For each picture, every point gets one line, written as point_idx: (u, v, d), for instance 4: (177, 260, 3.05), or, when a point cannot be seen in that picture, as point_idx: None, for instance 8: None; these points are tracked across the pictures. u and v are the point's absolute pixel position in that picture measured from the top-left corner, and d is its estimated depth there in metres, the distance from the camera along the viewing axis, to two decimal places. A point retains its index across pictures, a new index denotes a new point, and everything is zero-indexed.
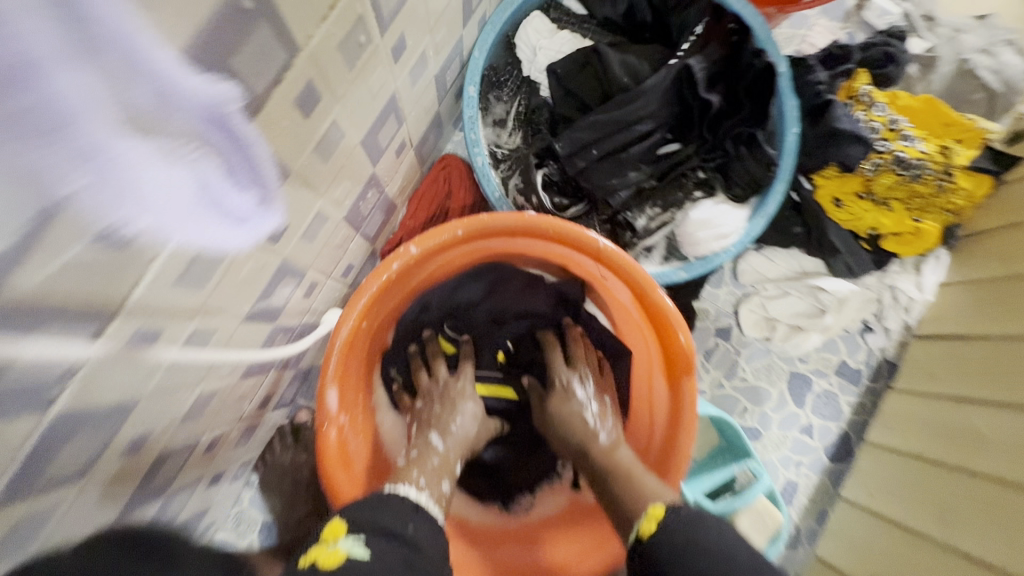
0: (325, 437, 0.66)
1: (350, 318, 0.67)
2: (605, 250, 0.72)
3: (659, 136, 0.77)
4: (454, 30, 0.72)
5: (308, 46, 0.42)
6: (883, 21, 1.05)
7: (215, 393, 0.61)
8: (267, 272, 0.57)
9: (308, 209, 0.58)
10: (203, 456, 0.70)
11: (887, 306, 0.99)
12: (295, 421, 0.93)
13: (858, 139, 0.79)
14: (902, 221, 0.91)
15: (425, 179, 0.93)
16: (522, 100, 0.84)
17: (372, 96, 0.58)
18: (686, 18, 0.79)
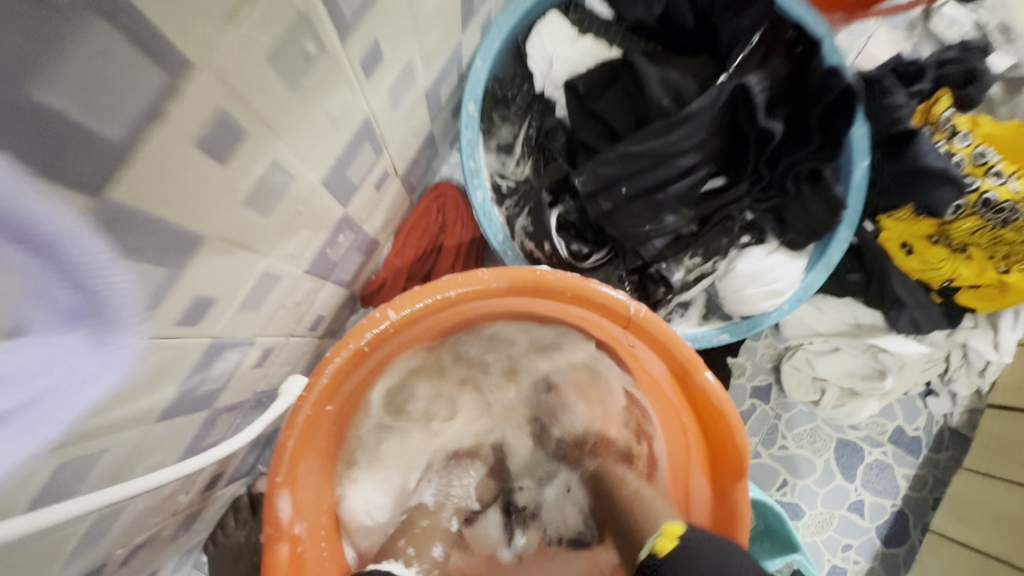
0: (275, 555, 0.51)
1: (308, 403, 0.52)
2: (637, 315, 0.57)
3: (705, 171, 0.62)
4: (449, 34, 0.57)
5: (212, 62, 0.27)
6: (954, 32, 0.90)
7: (125, 505, 0.47)
8: (187, 358, 0.42)
9: (246, 274, 0.43)
10: (122, 565, 0.55)
11: (956, 368, 0.84)
12: (254, 491, 0.78)
13: (949, 180, 0.64)
14: (986, 273, 0.75)
15: (415, 209, 0.78)
16: (534, 121, 0.69)
17: (334, 124, 0.43)
18: (739, 24, 0.62)
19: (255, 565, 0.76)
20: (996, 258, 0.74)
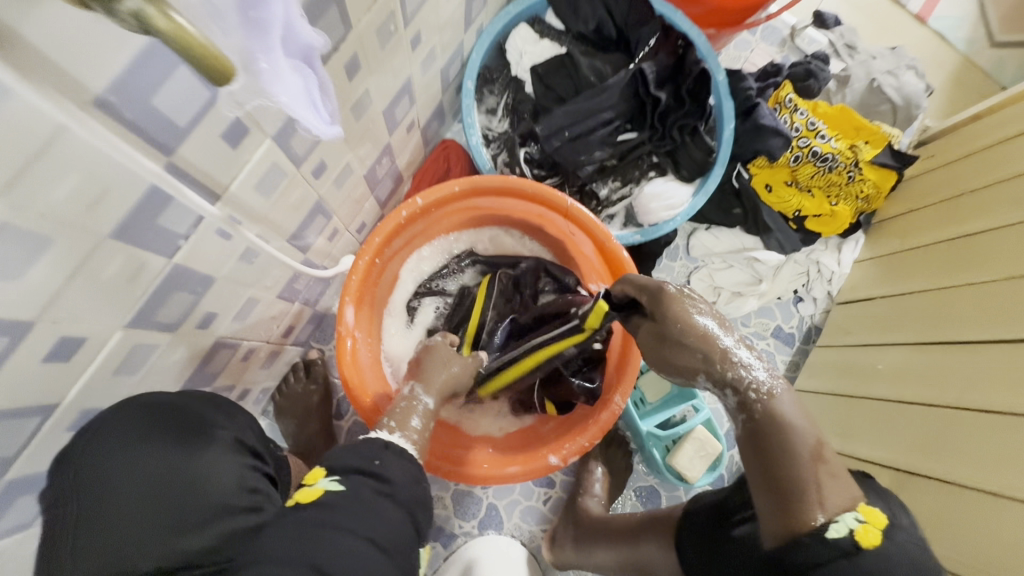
0: (344, 343, 0.81)
1: (366, 252, 0.83)
2: (572, 208, 0.90)
3: (619, 123, 0.97)
4: (457, 34, 0.90)
5: (357, 27, 0.59)
6: (811, 47, 1.27)
7: (259, 301, 0.77)
8: (307, 202, 0.73)
9: (341, 157, 0.75)
10: (240, 364, 0.84)
11: (813, 279, 1.17)
12: (307, 358, 1.07)
13: (778, 133, 1.01)
14: (822, 204, 1.10)
15: (427, 158, 1.11)
16: (510, 95, 1.03)
17: (394, 75, 0.76)
18: (641, 33, 0.98)
19: (309, 408, 1.04)
20: (828, 195, 1.10)
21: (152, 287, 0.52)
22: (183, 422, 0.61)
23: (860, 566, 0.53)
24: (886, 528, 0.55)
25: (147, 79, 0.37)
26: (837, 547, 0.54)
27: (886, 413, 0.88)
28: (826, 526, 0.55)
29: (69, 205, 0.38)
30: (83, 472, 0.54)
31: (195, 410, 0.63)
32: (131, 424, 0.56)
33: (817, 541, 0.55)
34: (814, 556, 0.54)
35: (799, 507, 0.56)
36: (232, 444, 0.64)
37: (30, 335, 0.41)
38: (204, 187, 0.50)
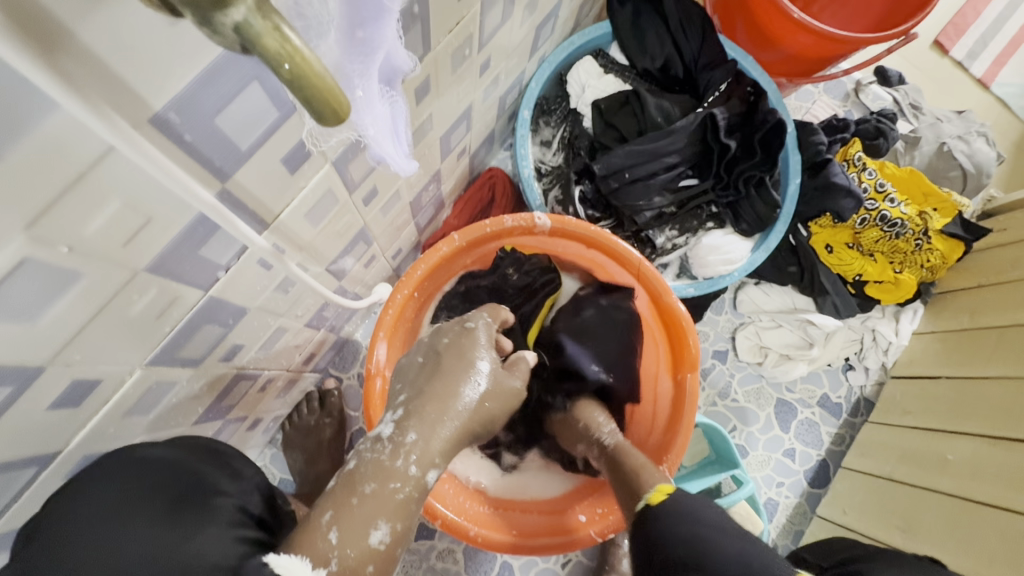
0: (372, 383, 0.73)
1: (405, 287, 0.76)
2: (643, 268, 0.82)
3: (683, 169, 0.91)
4: (521, 61, 0.85)
5: (435, 50, 0.54)
6: (875, 105, 1.22)
7: (286, 331, 0.70)
8: (350, 231, 0.67)
9: (391, 185, 0.69)
10: (256, 394, 0.77)
11: (868, 347, 1.09)
12: (323, 387, 0.99)
13: (849, 194, 0.95)
14: (885, 271, 1.04)
15: (471, 185, 1.04)
16: (567, 128, 0.99)
17: (458, 100, 0.70)
18: (712, 76, 0.93)
19: (321, 441, 0.95)
20: (892, 261, 1.04)
21: (182, 321, 0.45)
22: (183, 488, 0.48)
23: None
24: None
25: (214, 96, 0.31)
26: None
27: (961, 510, 0.79)
28: None
29: (103, 238, 0.31)
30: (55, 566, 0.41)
31: (197, 469, 0.50)
32: (107, 486, 0.44)
33: None
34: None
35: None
36: (236, 516, 0.48)
37: (37, 380, 0.34)
38: (254, 214, 0.43)
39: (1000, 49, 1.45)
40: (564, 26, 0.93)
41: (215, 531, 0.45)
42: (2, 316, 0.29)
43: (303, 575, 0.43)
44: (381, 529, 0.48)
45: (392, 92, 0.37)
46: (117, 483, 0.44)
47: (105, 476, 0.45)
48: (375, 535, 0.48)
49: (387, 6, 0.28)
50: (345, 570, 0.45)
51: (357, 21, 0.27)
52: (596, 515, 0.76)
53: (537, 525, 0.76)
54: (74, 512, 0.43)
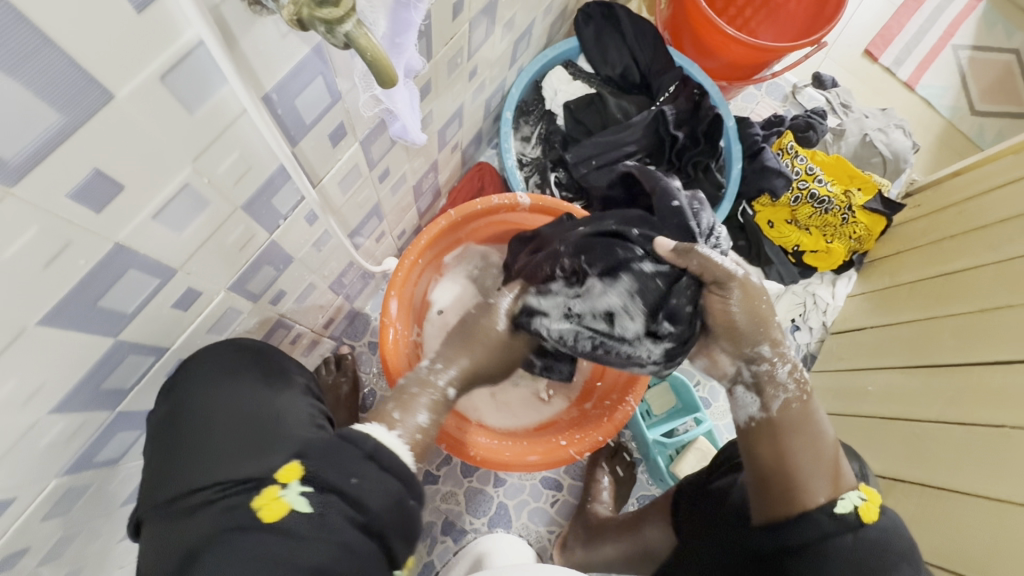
0: (387, 332, 0.89)
1: (412, 254, 0.93)
2: None
3: (641, 156, 1.09)
4: (503, 70, 1.03)
5: (435, 57, 0.71)
6: (810, 104, 1.42)
7: (315, 288, 0.86)
8: (368, 204, 0.84)
9: (399, 168, 0.85)
10: (288, 346, 0.92)
11: (810, 309, 1.26)
12: (338, 352, 1.14)
13: (781, 174, 1.14)
14: (818, 241, 1.22)
15: (463, 177, 1.21)
16: (544, 125, 1.17)
17: (452, 100, 0.88)
18: (663, 80, 1.11)
19: (338, 397, 1.09)
20: (824, 233, 1.22)
21: (253, 257, 0.61)
22: (262, 364, 0.69)
23: (862, 539, 0.59)
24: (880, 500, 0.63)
25: (297, 83, 0.48)
26: (844, 522, 0.60)
27: (878, 428, 0.96)
28: (834, 502, 0.61)
29: (225, 176, 0.47)
30: (184, 402, 0.61)
31: (274, 357, 0.71)
32: (219, 356, 0.63)
33: (825, 514, 0.61)
34: (821, 529, 0.60)
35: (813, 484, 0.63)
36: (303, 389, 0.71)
37: (171, 280, 0.50)
38: (308, 175, 0.60)
39: (921, 56, 1.67)
40: (538, 41, 1.11)
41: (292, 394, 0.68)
42: (168, 224, 0.44)
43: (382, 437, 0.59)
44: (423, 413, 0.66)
45: (410, 82, 0.54)
46: (224, 356, 0.64)
47: (219, 350, 0.64)
48: (421, 418, 0.65)
49: (412, 24, 0.45)
50: (405, 437, 0.62)
51: (395, 33, 0.44)
52: (575, 439, 0.92)
53: (523, 446, 0.91)
54: (197, 372, 0.61)
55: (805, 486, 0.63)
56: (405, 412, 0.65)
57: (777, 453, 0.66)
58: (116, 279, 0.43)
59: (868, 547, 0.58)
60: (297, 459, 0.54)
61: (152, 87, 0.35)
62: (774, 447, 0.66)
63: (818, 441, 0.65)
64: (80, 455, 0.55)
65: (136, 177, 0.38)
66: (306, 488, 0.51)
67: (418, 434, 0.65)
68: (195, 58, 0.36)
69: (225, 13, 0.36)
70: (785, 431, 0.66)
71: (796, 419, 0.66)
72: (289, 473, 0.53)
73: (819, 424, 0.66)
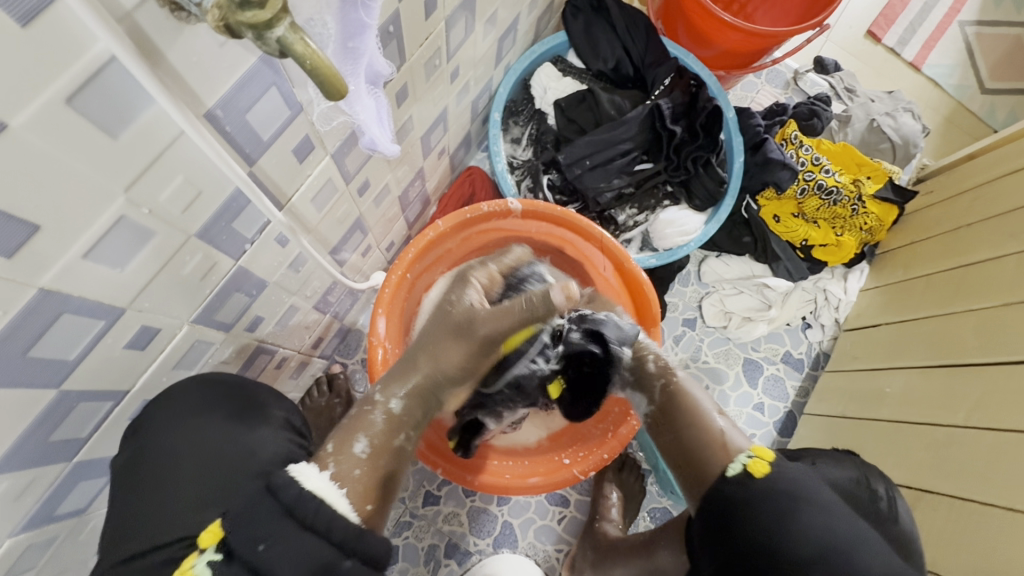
0: (375, 352, 0.84)
1: (398, 269, 0.88)
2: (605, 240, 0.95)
3: (637, 154, 1.04)
4: (488, 69, 0.97)
5: (410, 60, 0.66)
6: (813, 90, 1.36)
7: (297, 311, 0.81)
8: (348, 219, 0.79)
9: (380, 180, 0.80)
10: (273, 372, 0.87)
11: (822, 306, 1.21)
12: (330, 372, 1.09)
13: (784, 166, 1.08)
14: (828, 235, 1.16)
15: (453, 183, 1.16)
16: (534, 126, 1.11)
17: (434, 104, 0.83)
18: (657, 73, 1.06)
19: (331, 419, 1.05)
20: (834, 226, 1.16)
21: (217, 287, 0.56)
22: (237, 397, 0.65)
23: (752, 494, 0.62)
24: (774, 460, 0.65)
25: (247, 97, 0.43)
26: (736, 480, 0.64)
27: (899, 432, 0.90)
28: (727, 467, 0.66)
29: (169, 205, 0.42)
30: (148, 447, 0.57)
31: (250, 388, 0.67)
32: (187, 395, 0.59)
33: (722, 480, 0.65)
34: (718, 493, 0.65)
35: (710, 456, 0.68)
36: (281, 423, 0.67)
37: (119, 320, 0.45)
38: (272, 196, 0.55)
39: (927, 34, 1.60)
40: (525, 37, 1.05)
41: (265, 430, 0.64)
42: (104, 261, 0.40)
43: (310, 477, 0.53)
44: (361, 441, 0.61)
45: (376, 90, 0.49)
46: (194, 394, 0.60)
47: (189, 391, 0.60)
48: (358, 446, 0.61)
49: (368, 25, 0.40)
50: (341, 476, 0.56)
51: (349, 36, 0.39)
52: (579, 457, 0.87)
53: (522, 467, 0.87)
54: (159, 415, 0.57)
55: (701, 458, 0.68)
56: (342, 446, 0.60)
57: (673, 434, 0.72)
58: (48, 325, 0.39)
59: (764, 498, 0.62)
60: (220, 519, 0.50)
61: (58, 111, 0.30)
62: (670, 428, 0.72)
63: (695, 408, 0.72)
64: (36, 511, 0.50)
65: (53, 213, 0.34)
66: (217, 558, 0.48)
67: (357, 470, 0.58)
68: (109, 75, 0.31)
69: (142, 21, 0.31)
70: (670, 412, 0.73)
71: (673, 399, 0.74)
72: (209, 537, 0.50)
73: (694, 398, 0.73)
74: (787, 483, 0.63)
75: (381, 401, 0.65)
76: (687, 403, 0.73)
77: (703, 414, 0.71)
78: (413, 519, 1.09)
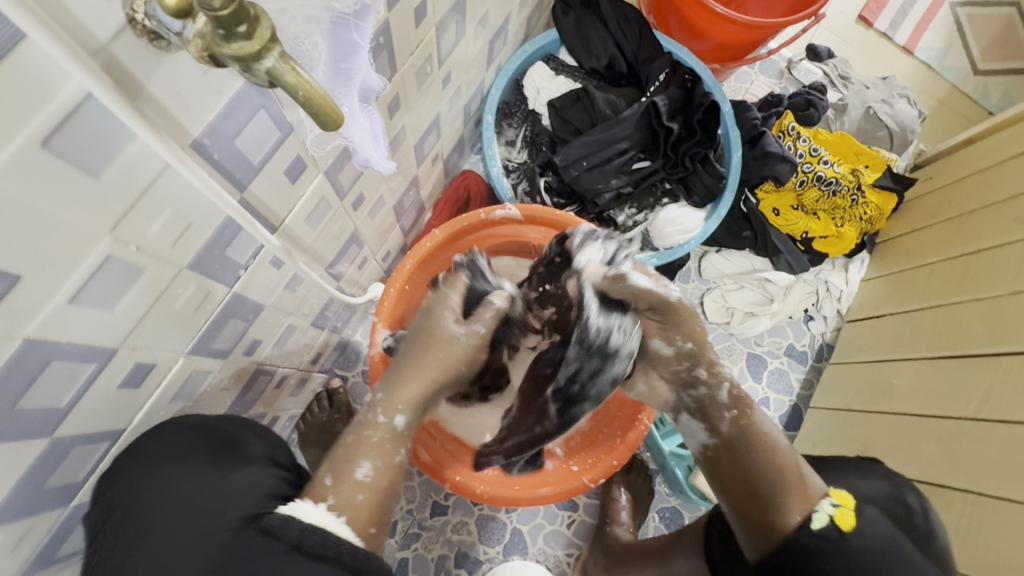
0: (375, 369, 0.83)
1: (396, 281, 0.86)
2: None
3: (634, 152, 1.02)
4: (480, 71, 0.95)
5: (401, 70, 0.64)
6: (807, 78, 1.34)
7: (295, 330, 0.79)
8: (344, 235, 0.76)
9: (375, 192, 0.78)
10: (273, 392, 0.86)
11: (823, 298, 1.20)
12: (330, 386, 1.07)
13: (784, 159, 1.07)
14: (828, 226, 1.15)
15: (448, 188, 1.14)
16: (528, 127, 1.09)
17: (427, 111, 0.80)
18: (652, 69, 1.04)
19: (334, 435, 1.03)
20: (833, 217, 1.15)
21: (214, 314, 0.54)
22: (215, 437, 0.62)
23: (849, 547, 0.61)
24: (856, 508, 0.64)
25: (234, 123, 0.40)
26: (823, 535, 0.62)
27: (908, 424, 0.90)
28: (810, 518, 0.63)
29: (159, 239, 0.41)
30: (125, 494, 0.54)
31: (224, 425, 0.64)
32: (175, 433, 0.57)
33: (803, 531, 0.63)
34: (806, 548, 0.62)
35: (782, 506, 0.64)
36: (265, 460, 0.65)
37: (113, 360, 0.44)
38: (263, 218, 0.52)
39: (919, 17, 1.58)
40: (516, 36, 1.03)
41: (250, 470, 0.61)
42: (92, 304, 0.38)
43: (308, 510, 0.54)
44: (363, 467, 0.58)
45: (368, 109, 0.47)
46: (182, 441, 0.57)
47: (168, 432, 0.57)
48: (360, 470, 0.58)
49: (357, 45, 0.38)
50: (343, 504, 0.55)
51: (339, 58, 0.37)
52: (588, 465, 0.86)
53: (529, 478, 0.86)
54: (152, 450, 0.55)
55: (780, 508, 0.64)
56: (341, 473, 0.57)
57: (743, 482, 0.67)
58: (37, 374, 0.37)
59: (856, 558, 0.60)
60: None
61: (33, 157, 0.28)
62: (738, 476, 0.67)
63: (766, 452, 0.67)
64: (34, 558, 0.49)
65: (34, 263, 0.32)
66: None
67: (360, 495, 0.56)
68: (85, 116, 0.29)
69: (118, 53, 0.29)
70: (737, 462, 0.68)
71: (744, 436, 0.68)
72: None
73: (772, 438, 0.68)
74: (871, 526, 0.62)
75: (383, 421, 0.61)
76: (762, 447, 0.67)
77: (779, 455, 0.67)
78: (421, 530, 1.08)
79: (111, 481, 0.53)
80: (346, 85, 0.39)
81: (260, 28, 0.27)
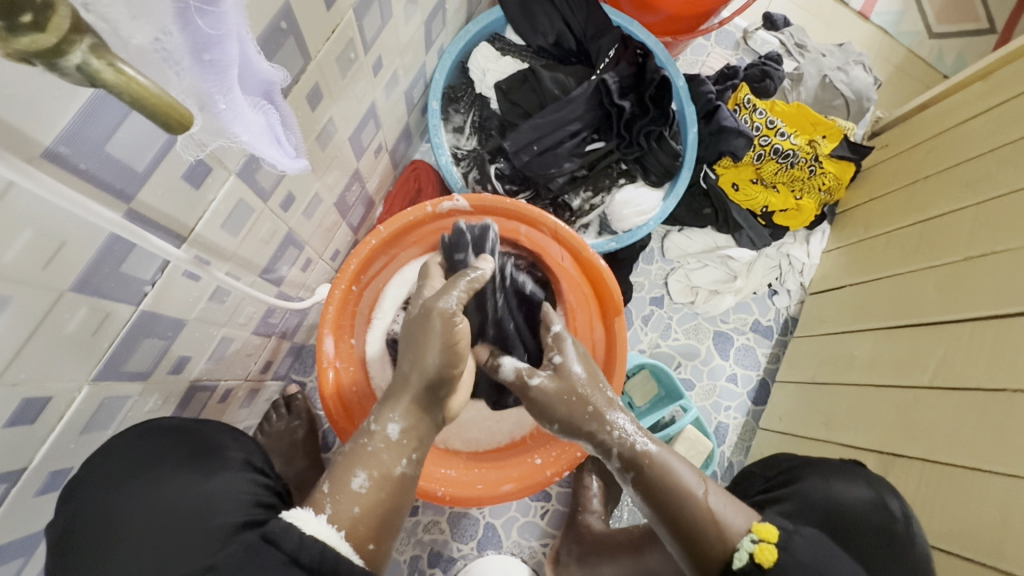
0: (325, 375, 0.81)
1: (342, 281, 0.82)
2: (561, 229, 0.89)
3: (586, 134, 0.99)
4: (418, 56, 0.90)
5: (316, 58, 0.59)
6: (764, 48, 1.32)
7: (234, 341, 0.74)
8: (276, 237, 0.72)
9: (307, 190, 0.74)
10: (218, 405, 0.82)
11: (786, 271, 1.19)
12: (287, 393, 1.03)
13: (740, 133, 1.05)
14: (787, 199, 1.14)
15: (398, 180, 1.09)
16: (477, 112, 1.05)
17: (358, 101, 0.76)
18: (601, 44, 0.99)
19: (294, 443, 0.99)
20: (792, 189, 1.14)
21: (120, 335, 0.50)
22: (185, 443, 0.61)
23: None
24: (779, 539, 0.58)
25: (99, 128, 0.36)
26: (745, 572, 0.58)
27: (869, 395, 0.90)
28: (732, 556, 0.59)
29: (23, 262, 0.36)
30: (85, 510, 0.54)
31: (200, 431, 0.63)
32: (136, 444, 0.57)
33: (727, 568, 0.59)
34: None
35: (705, 547, 0.61)
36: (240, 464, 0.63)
37: None
38: (164, 229, 0.48)
39: None
40: (456, 16, 0.98)
41: (223, 475, 0.60)
42: None
43: (307, 522, 0.54)
44: (360, 477, 0.60)
45: (266, 103, 0.42)
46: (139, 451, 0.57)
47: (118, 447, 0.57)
48: (356, 481, 0.59)
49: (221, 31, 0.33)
50: (340, 519, 0.57)
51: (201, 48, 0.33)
52: (552, 458, 0.84)
53: (496, 476, 0.84)
54: (113, 463, 0.56)
55: (701, 546, 0.61)
56: (339, 484, 0.59)
57: (667, 518, 0.64)
58: None
59: None
60: None
61: None
62: (663, 512, 0.64)
63: (678, 486, 0.64)
64: None
65: None
66: None
67: (356, 509, 0.58)
68: None
69: None
70: (659, 498, 0.65)
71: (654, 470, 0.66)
72: None
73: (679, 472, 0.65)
74: (803, 538, 0.59)
75: (377, 432, 0.63)
76: (672, 482, 0.65)
77: (689, 487, 0.64)
78: None
79: (71, 497, 0.54)
80: (219, 79, 0.34)
81: (55, 17, 0.24)
